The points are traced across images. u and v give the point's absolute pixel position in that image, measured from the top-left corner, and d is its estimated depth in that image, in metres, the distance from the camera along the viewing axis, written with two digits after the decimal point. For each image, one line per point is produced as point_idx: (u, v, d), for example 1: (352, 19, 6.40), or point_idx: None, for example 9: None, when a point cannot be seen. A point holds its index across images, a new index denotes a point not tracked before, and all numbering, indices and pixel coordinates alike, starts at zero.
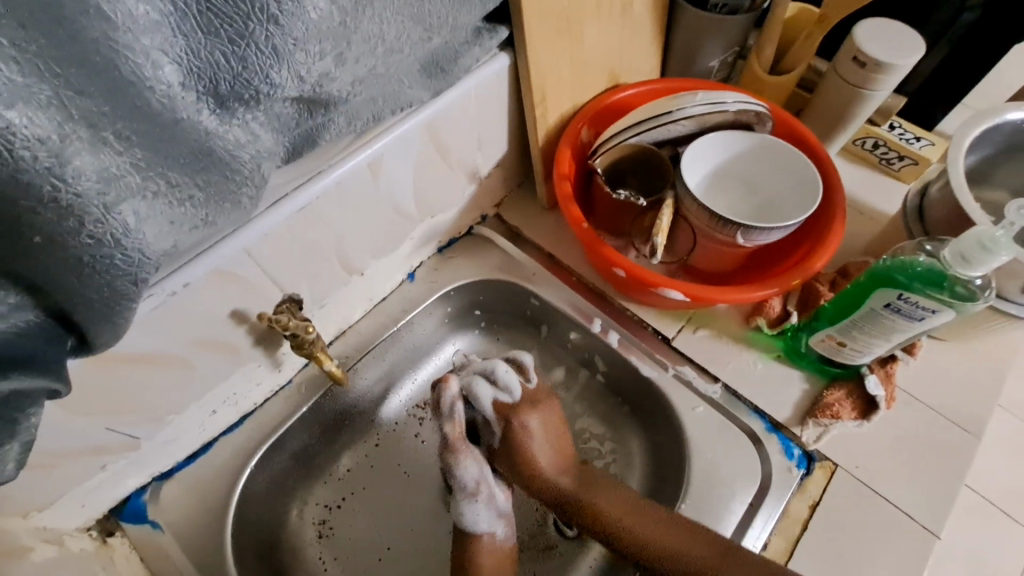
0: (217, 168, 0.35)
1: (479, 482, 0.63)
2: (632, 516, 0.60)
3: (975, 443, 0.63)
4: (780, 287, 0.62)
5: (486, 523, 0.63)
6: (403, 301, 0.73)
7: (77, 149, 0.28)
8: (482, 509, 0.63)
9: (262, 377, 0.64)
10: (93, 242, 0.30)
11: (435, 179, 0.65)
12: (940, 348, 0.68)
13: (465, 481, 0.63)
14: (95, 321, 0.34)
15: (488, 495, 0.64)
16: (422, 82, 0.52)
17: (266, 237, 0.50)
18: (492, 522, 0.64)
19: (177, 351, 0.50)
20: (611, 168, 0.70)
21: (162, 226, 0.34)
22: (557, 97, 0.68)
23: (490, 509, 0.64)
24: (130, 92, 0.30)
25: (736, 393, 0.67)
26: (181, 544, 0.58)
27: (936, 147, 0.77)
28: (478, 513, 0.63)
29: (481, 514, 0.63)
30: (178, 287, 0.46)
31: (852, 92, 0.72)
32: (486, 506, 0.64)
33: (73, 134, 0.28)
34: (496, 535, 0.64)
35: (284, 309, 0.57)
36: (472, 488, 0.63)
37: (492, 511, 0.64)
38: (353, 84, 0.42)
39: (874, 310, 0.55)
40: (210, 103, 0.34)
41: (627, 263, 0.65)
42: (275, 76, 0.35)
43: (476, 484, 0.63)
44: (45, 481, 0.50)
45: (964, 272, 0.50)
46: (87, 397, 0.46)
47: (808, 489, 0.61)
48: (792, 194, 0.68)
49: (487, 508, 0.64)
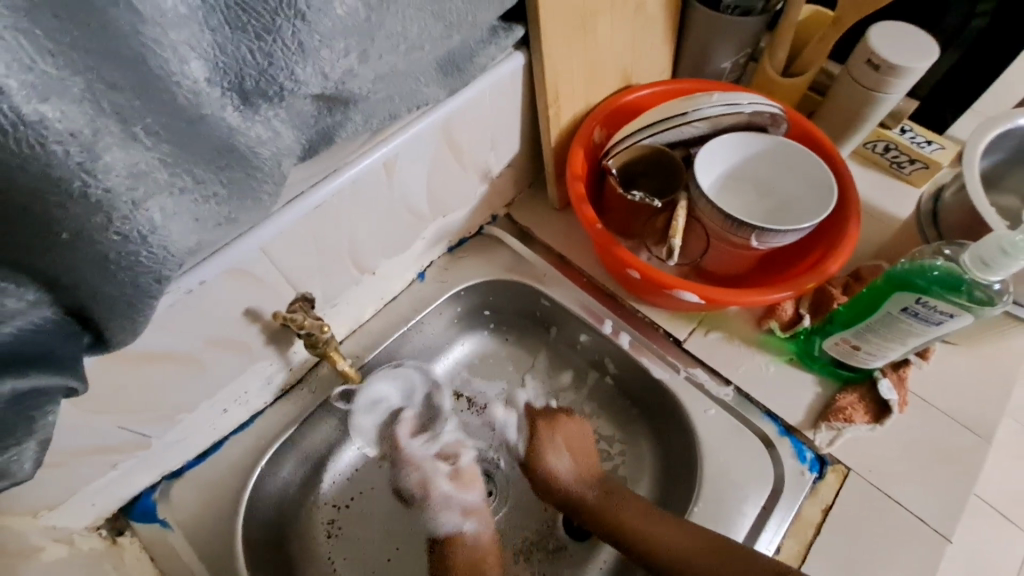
0: (240, 165, 0.35)
1: (427, 483, 0.71)
2: (644, 525, 0.61)
3: (986, 447, 0.63)
4: (795, 289, 0.62)
5: (454, 521, 0.69)
6: (413, 302, 0.73)
7: (108, 144, 0.28)
8: (449, 510, 0.69)
9: (273, 376, 0.63)
10: (119, 239, 0.30)
11: (449, 179, 0.65)
12: (951, 352, 0.68)
13: (410, 486, 0.70)
14: (113, 318, 0.33)
15: (440, 497, 0.70)
16: (439, 80, 0.51)
17: (282, 236, 0.50)
18: (459, 522, 0.69)
19: (190, 349, 0.50)
20: (624, 169, 0.70)
21: (186, 223, 0.34)
22: (571, 97, 0.67)
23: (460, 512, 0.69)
24: (157, 87, 0.29)
25: (748, 396, 0.67)
26: (190, 544, 0.57)
27: (948, 150, 0.77)
28: (444, 514, 0.69)
29: (444, 518, 0.69)
30: (194, 284, 0.45)
31: (864, 95, 0.72)
32: (451, 505, 0.70)
33: (104, 129, 0.28)
34: (467, 533, 0.68)
35: (298, 308, 0.57)
36: (421, 491, 0.70)
37: (457, 511, 0.69)
38: (373, 82, 0.41)
39: (891, 314, 0.55)
40: (234, 99, 0.33)
41: (641, 264, 0.64)
42: (299, 72, 0.34)
43: (421, 485, 0.70)
44: (53, 481, 0.49)
45: (982, 276, 0.50)
46: (101, 394, 0.46)
47: (819, 492, 0.61)
48: (807, 196, 0.68)
49: (453, 507, 0.70)
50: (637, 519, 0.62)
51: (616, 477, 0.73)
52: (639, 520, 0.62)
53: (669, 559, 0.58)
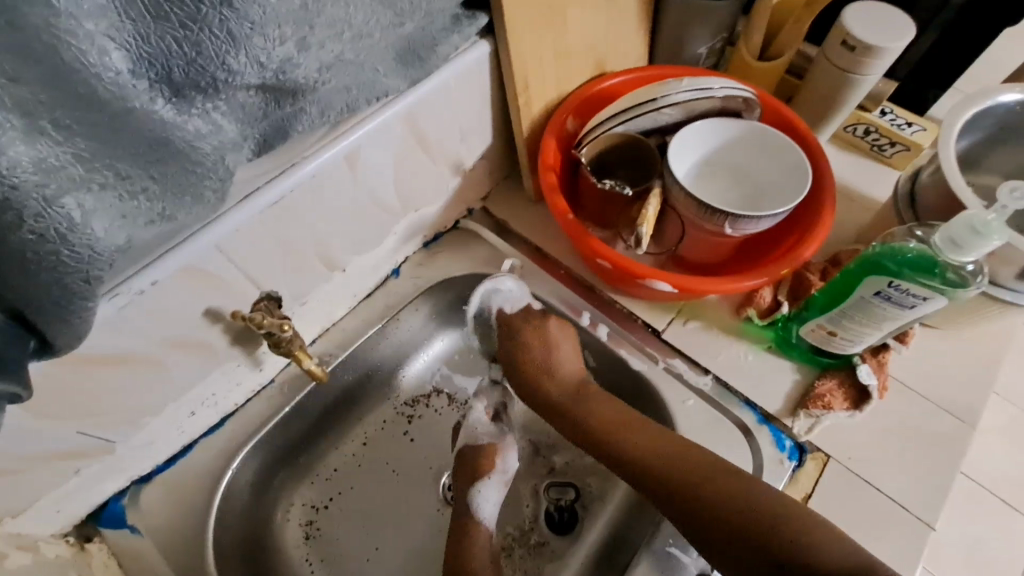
0: (175, 159, 0.34)
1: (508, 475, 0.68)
2: (638, 437, 0.60)
3: (970, 432, 0.62)
4: (768, 276, 0.61)
5: (490, 514, 0.65)
6: (389, 298, 0.72)
7: (11, 139, 0.27)
8: (494, 501, 0.66)
9: (242, 377, 0.62)
10: (34, 237, 0.29)
11: (417, 171, 0.64)
12: (933, 336, 0.68)
13: (507, 465, 0.68)
14: (50, 321, 0.33)
15: (500, 484, 0.67)
16: (398, 70, 0.50)
17: (238, 232, 0.48)
18: (490, 520, 0.65)
19: (149, 351, 0.49)
20: (597, 158, 0.69)
21: (114, 219, 0.33)
22: (541, 85, 0.66)
23: (496, 505, 0.66)
24: (73, 79, 0.29)
25: (728, 384, 0.66)
26: (159, 547, 0.56)
27: (928, 132, 0.76)
28: (488, 502, 0.65)
29: (485, 504, 0.65)
30: (146, 285, 0.44)
31: (840, 76, 0.70)
32: (493, 503, 0.66)
33: (7, 123, 0.27)
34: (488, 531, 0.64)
35: (261, 307, 0.55)
36: (506, 476, 0.68)
37: (492, 511, 0.66)
38: (320, 70, 0.41)
39: (864, 299, 0.54)
40: (165, 91, 0.33)
41: (612, 255, 0.63)
42: (232, 62, 0.34)
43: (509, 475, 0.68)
44: (15, 488, 0.48)
45: (954, 257, 0.49)
46: (55, 400, 0.45)
47: (799, 480, 0.60)
48: (781, 179, 0.67)
49: (492, 503, 0.66)
50: (731, 479, 0.54)
51: (598, 470, 0.71)
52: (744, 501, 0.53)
53: (783, 542, 0.50)
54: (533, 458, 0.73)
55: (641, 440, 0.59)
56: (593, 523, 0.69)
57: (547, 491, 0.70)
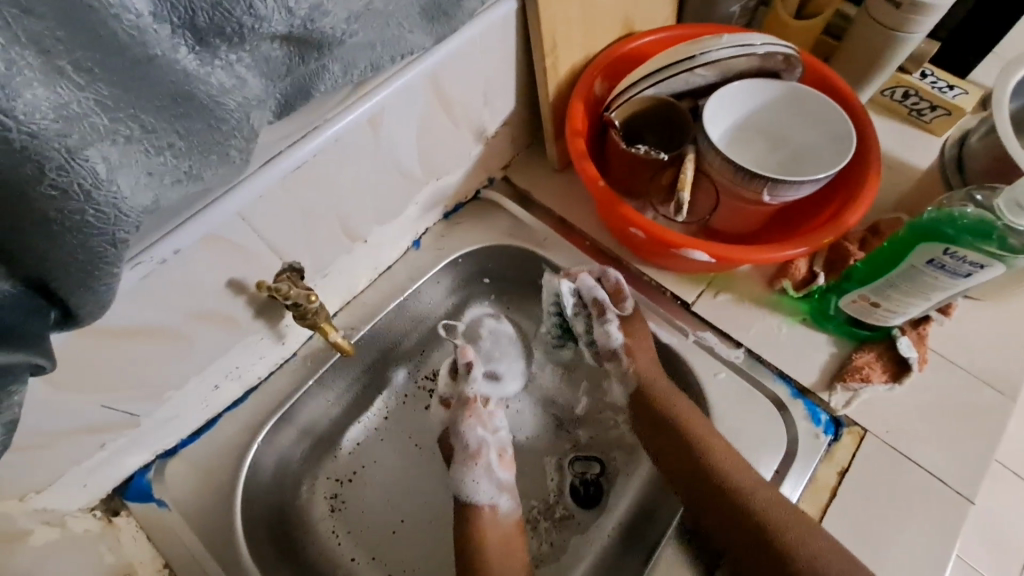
0: (200, 116, 0.32)
1: (482, 444, 0.65)
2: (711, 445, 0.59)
3: (1010, 405, 0.60)
4: (809, 245, 0.58)
5: (487, 493, 0.63)
6: (409, 270, 0.70)
7: (28, 79, 0.26)
8: (483, 477, 0.64)
9: (265, 350, 0.61)
10: (57, 194, 0.28)
11: (439, 135, 0.60)
12: (973, 308, 0.65)
13: (469, 440, 0.65)
14: (75, 288, 0.31)
15: (484, 464, 0.64)
16: (425, 27, 0.46)
17: (259, 198, 0.46)
18: (493, 494, 0.63)
19: (173, 323, 0.48)
20: (626, 125, 0.66)
21: (139, 176, 0.31)
22: (569, 45, 0.63)
23: (493, 483, 0.64)
24: (93, 19, 0.27)
25: (760, 357, 0.64)
26: (186, 522, 0.56)
27: (971, 95, 0.72)
28: (478, 482, 0.64)
29: (480, 485, 0.64)
30: (169, 254, 0.42)
31: (884, 35, 0.66)
32: (485, 476, 0.64)
33: (22, 61, 0.25)
34: (500, 507, 0.63)
35: (285, 279, 0.53)
36: (473, 450, 0.65)
37: (493, 482, 0.64)
38: (347, 21, 0.37)
39: (916, 268, 0.52)
40: (188, 39, 0.31)
41: (645, 223, 0.61)
42: (259, 6, 0.31)
43: (480, 445, 0.65)
44: (39, 462, 0.48)
45: (1016, 220, 0.46)
46: (77, 373, 0.44)
47: (836, 455, 0.59)
48: (822, 145, 0.64)
49: (486, 479, 0.64)
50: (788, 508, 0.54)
51: (623, 444, 0.70)
52: (835, 559, 0.51)
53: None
54: (557, 431, 0.72)
55: (741, 475, 0.57)
56: (620, 493, 0.68)
57: (571, 465, 0.70)
